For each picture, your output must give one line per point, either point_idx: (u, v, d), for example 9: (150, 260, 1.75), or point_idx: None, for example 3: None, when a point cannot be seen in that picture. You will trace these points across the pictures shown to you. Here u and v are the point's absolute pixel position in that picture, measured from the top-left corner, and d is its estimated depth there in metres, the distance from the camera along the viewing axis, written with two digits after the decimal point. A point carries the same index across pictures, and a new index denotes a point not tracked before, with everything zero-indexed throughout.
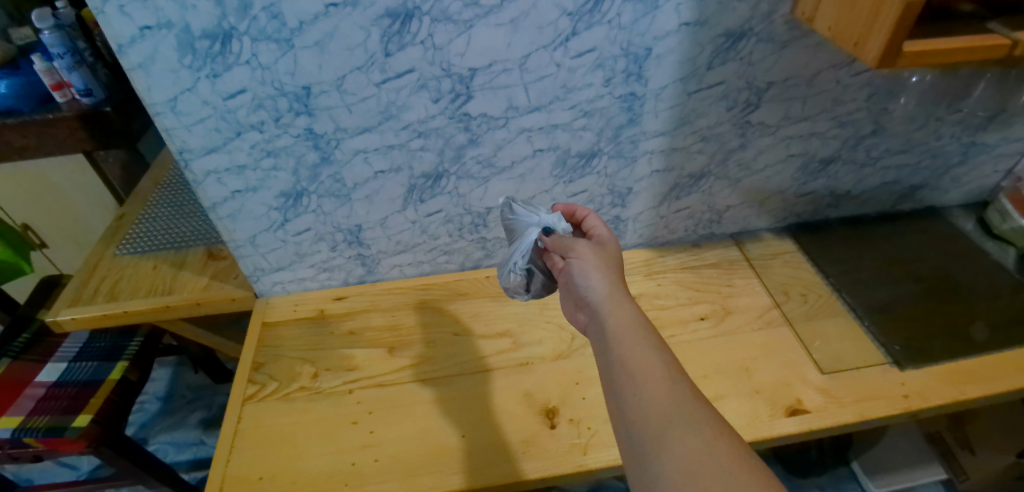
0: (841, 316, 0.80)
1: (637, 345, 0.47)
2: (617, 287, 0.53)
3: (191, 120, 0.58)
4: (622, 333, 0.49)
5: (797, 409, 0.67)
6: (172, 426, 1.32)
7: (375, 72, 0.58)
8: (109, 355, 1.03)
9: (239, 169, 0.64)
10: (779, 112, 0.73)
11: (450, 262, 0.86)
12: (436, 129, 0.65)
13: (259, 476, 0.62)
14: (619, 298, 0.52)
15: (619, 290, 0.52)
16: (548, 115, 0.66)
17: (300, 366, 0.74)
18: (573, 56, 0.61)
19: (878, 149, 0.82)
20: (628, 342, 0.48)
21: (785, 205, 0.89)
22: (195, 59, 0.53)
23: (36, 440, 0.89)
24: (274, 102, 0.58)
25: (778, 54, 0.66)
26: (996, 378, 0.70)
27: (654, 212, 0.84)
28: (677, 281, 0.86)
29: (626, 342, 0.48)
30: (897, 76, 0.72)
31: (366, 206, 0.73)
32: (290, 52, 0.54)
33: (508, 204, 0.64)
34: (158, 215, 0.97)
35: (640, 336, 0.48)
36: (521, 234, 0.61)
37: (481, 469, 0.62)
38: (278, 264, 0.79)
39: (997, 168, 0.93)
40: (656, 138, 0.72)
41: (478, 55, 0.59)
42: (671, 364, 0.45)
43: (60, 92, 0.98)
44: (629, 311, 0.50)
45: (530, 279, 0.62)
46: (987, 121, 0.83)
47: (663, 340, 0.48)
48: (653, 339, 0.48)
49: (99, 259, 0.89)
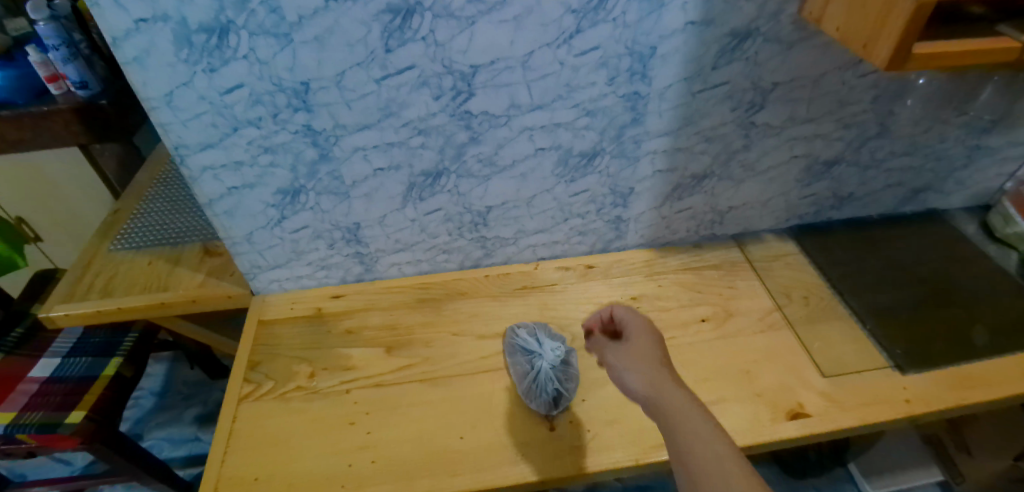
0: (843, 319, 0.79)
1: (694, 446, 0.41)
2: (666, 376, 0.47)
3: (188, 116, 0.57)
4: (674, 432, 0.43)
5: (798, 413, 0.67)
6: (167, 422, 1.32)
7: (375, 69, 0.57)
8: (103, 351, 1.02)
9: (236, 165, 0.63)
10: (784, 113, 0.72)
11: (449, 261, 0.85)
12: (436, 127, 0.64)
13: (253, 477, 0.61)
14: (664, 388, 0.46)
15: (663, 379, 0.47)
16: (551, 114, 0.65)
17: (296, 366, 0.73)
18: (577, 54, 0.60)
19: (882, 151, 0.82)
20: (681, 448, 0.42)
21: (787, 206, 0.89)
22: (191, 53, 0.52)
23: (29, 436, 0.88)
24: (272, 98, 0.57)
25: (784, 54, 0.65)
26: (997, 383, 0.70)
27: (656, 212, 0.84)
28: (678, 283, 0.85)
29: (679, 445, 0.42)
30: (903, 78, 0.71)
31: (364, 204, 0.72)
32: (288, 47, 0.53)
33: (514, 329, 0.76)
34: (154, 211, 0.96)
35: (697, 432, 0.42)
36: (524, 352, 0.72)
37: (479, 471, 0.61)
38: (275, 262, 0.78)
39: (1000, 172, 0.92)
40: (659, 138, 0.72)
41: (481, 52, 0.58)
42: (740, 473, 0.38)
43: (55, 84, 0.97)
44: (679, 398, 0.44)
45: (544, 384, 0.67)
46: (993, 124, 0.83)
47: (724, 435, 0.41)
48: (712, 435, 0.41)
49: (94, 254, 0.88)
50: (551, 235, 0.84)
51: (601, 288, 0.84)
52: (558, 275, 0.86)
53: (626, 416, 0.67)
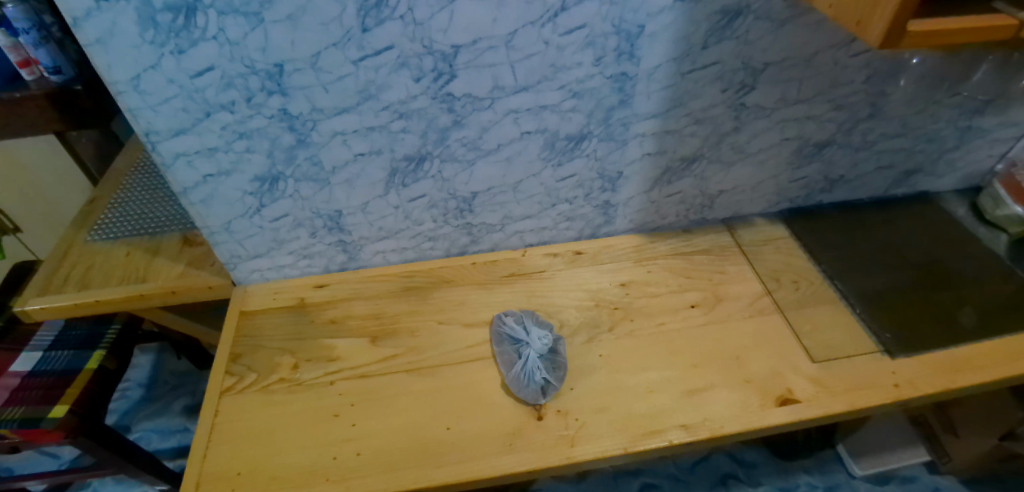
0: (833, 303, 0.79)
1: None
2: None
3: (157, 100, 0.55)
4: None
5: (788, 398, 0.67)
6: (155, 413, 1.30)
7: (352, 49, 0.55)
8: (85, 344, 1.00)
9: (210, 151, 0.61)
10: (775, 94, 0.70)
11: (435, 249, 0.83)
12: (418, 110, 0.62)
13: (236, 472, 0.60)
14: None
15: None
16: (536, 96, 0.63)
17: (278, 357, 0.72)
18: (563, 33, 0.58)
19: (874, 132, 0.81)
20: None
21: (778, 190, 0.88)
22: (157, 34, 0.49)
23: (11, 431, 0.86)
24: (245, 81, 0.55)
25: (775, 33, 0.63)
26: (985, 365, 0.70)
27: (646, 197, 0.82)
28: (668, 268, 0.84)
29: None
30: (896, 57, 0.70)
31: (346, 190, 0.70)
32: (259, 27, 0.51)
33: (501, 317, 0.76)
34: (131, 200, 0.93)
35: None
36: (512, 338, 0.72)
37: (467, 462, 0.60)
38: (256, 252, 0.76)
39: (992, 153, 0.92)
40: (647, 120, 0.70)
41: (462, 31, 0.55)
42: None
43: (27, 70, 0.93)
44: None
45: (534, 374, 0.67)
46: (985, 105, 0.82)
47: None
48: None
49: (70, 245, 0.85)
50: (539, 220, 0.82)
51: (590, 275, 0.83)
52: (547, 262, 0.85)
53: (616, 404, 0.66)
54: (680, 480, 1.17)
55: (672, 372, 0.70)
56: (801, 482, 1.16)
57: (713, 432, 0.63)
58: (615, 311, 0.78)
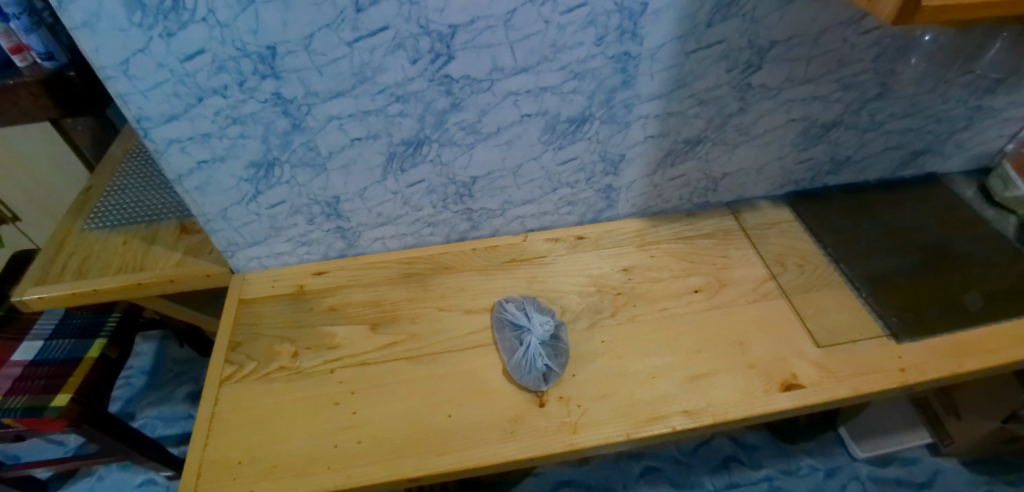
0: (839, 287, 0.78)
1: None
2: None
3: (147, 85, 0.53)
4: None
5: (792, 384, 0.66)
6: (159, 400, 1.31)
7: (346, 30, 0.53)
8: (86, 332, 1.00)
9: (204, 137, 0.59)
10: (781, 74, 0.69)
11: (435, 235, 0.82)
12: (415, 93, 0.60)
13: (238, 461, 0.60)
14: None
15: None
16: (536, 77, 0.62)
17: (278, 345, 0.71)
18: (563, 12, 0.56)
19: (883, 112, 0.79)
20: None
21: (783, 172, 0.86)
22: (145, 16, 0.48)
23: (15, 420, 0.87)
24: (236, 64, 0.53)
25: (783, 10, 0.61)
26: (991, 349, 0.69)
27: (648, 180, 0.81)
28: (670, 252, 0.83)
29: None
30: (908, 34, 0.68)
31: (343, 176, 0.68)
32: (250, 7, 0.49)
33: (503, 303, 0.75)
34: (126, 187, 0.92)
35: None
36: (512, 325, 0.72)
37: (467, 450, 0.60)
38: (254, 239, 0.75)
39: (1002, 133, 0.90)
40: (651, 102, 0.68)
41: (458, 11, 0.53)
42: None
43: (20, 56, 0.90)
44: None
45: (535, 366, 0.66)
46: (997, 84, 0.80)
47: None
48: None
49: (66, 234, 0.85)
50: (540, 205, 0.81)
51: (591, 259, 0.82)
52: (548, 247, 0.84)
53: (617, 390, 0.66)
54: (682, 463, 1.18)
55: (674, 357, 0.69)
56: (802, 465, 1.16)
57: (715, 418, 0.63)
58: (617, 296, 0.77)
